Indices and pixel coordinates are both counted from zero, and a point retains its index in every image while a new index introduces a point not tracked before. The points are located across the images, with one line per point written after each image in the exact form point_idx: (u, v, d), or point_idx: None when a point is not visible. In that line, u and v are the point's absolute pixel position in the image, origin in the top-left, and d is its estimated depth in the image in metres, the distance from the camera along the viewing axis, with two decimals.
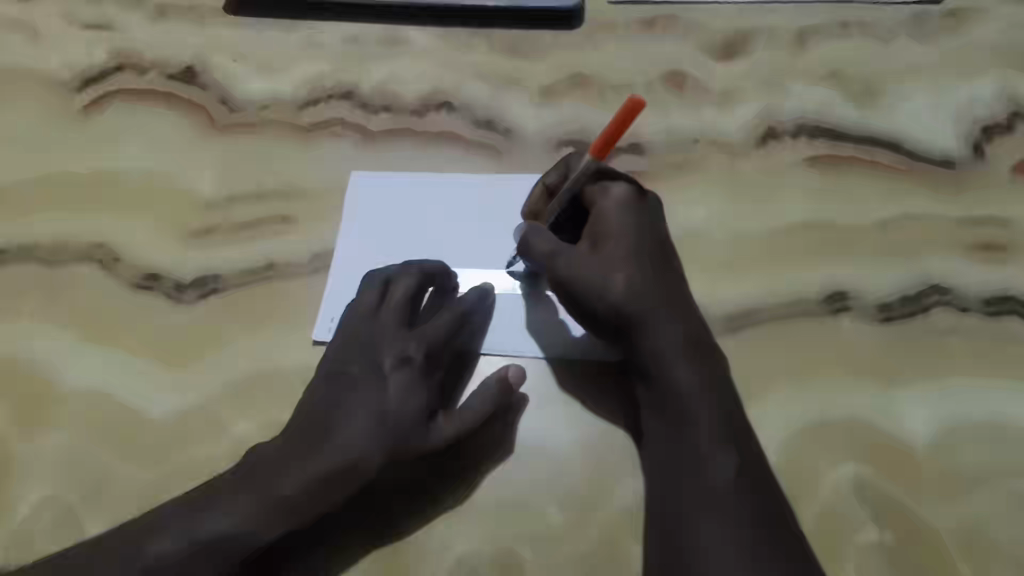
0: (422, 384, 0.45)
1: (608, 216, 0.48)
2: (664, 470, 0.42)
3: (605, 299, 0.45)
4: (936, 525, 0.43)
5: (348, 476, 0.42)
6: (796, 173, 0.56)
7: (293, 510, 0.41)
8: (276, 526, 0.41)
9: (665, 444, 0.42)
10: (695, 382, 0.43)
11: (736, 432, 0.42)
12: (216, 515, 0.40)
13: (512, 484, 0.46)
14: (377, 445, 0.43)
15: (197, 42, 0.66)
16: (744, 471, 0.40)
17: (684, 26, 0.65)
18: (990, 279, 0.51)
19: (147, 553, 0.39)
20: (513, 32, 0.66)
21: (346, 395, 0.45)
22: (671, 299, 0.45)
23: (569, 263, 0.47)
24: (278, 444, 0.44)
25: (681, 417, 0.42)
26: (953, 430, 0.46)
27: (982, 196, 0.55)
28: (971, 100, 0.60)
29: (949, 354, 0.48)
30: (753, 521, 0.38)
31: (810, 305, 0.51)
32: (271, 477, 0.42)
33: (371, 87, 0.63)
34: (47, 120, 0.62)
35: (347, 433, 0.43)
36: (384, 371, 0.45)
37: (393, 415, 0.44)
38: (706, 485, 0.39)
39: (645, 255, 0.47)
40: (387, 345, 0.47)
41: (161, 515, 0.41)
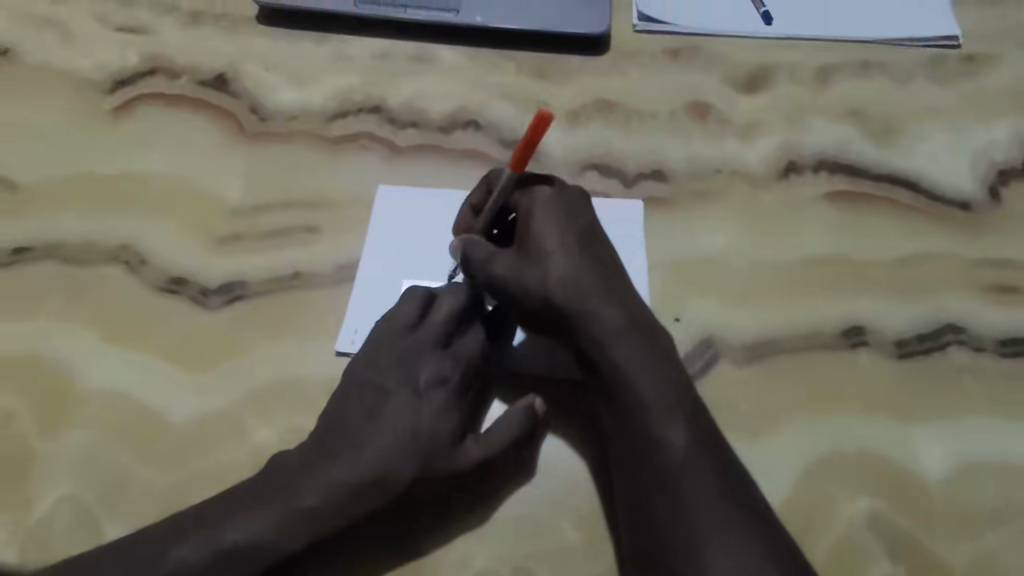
0: (456, 407, 0.47)
1: (534, 214, 0.50)
2: (624, 459, 0.43)
3: (544, 293, 0.47)
4: (951, 561, 0.43)
5: (374, 484, 0.42)
6: (816, 208, 0.57)
7: (321, 518, 0.41)
8: (299, 533, 0.40)
9: (617, 434, 0.44)
10: (639, 361, 0.45)
11: (685, 405, 0.44)
12: (239, 523, 0.41)
13: (530, 501, 0.46)
14: (407, 456, 0.43)
15: (229, 50, 0.67)
16: (694, 442, 0.42)
17: (708, 58, 0.66)
18: (1005, 319, 0.52)
19: (171, 556, 0.40)
20: (540, 55, 0.67)
21: (375, 405, 0.46)
22: (610, 282, 0.48)
23: (503, 265, 0.49)
24: (301, 451, 0.44)
25: (626, 398, 0.44)
26: (966, 466, 0.47)
27: (997, 237, 0.56)
28: (987, 142, 0.61)
29: (964, 393, 0.49)
30: (712, 491, 0.40)
31: (827, 338, 0.51)
32: (295, 487, 0.42)
33: (399, 102, 0.64)
34: (76, 120, 0.63)
35: (376, 443, 0.44)
36: (419, 390, 0.47)
37: (428, 434, 0.45)
38: (667, 468, 0.41)
39: (575, 243, 0.49)
40: (423, 363, 0.48)
41: (179, 520, 0.42)
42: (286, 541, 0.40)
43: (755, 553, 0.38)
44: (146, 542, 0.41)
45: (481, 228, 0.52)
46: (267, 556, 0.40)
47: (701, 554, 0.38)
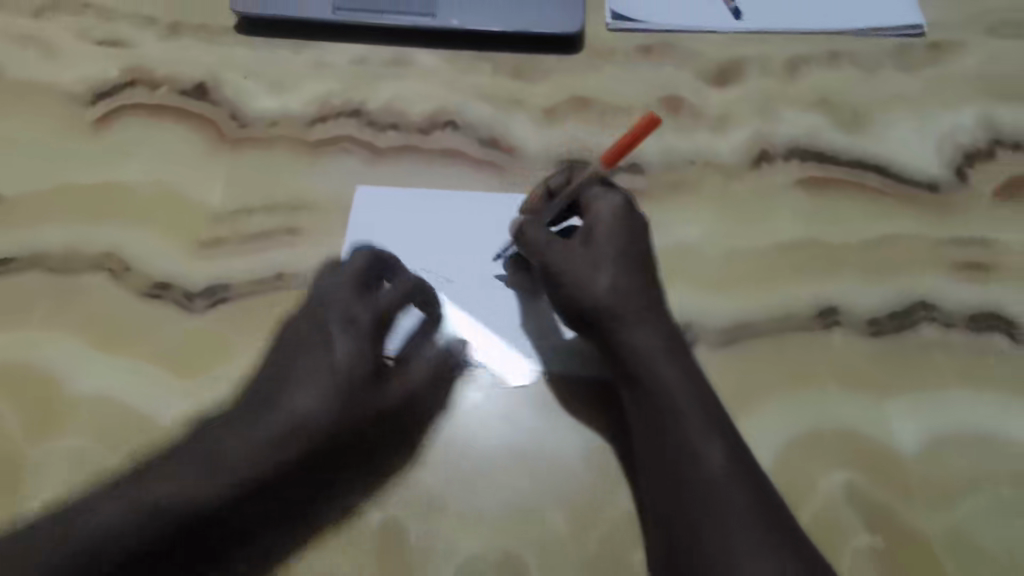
0: (370, 347, 0.47)
1: (601, 220, 0.51)
2: (654, 459, 0.44)
3: (592, 296, 0.48)
4: (925, 530, 0.45)
5: (297, 436, 0.44)
6: (788, 195, 0.59)
7: (246, 471, 0.43)
8: (224, 491, 0.42)
9: (646, 432, 0.45)
10: (671, 371, 0.46)
11: (719, 422, 0.44)
12: (166, 484, 0.42)
13: (514, 489, 0.47)
14: (331, 404, 0.45)
15: (209, 60, 0.67)
16: (732, 461, 0.43)
17: (680, 53, 0.67)
18: (973, 295, 0.54)
19: (94, 521, 0.41)
20: (515, 55, 0.68)
21: (295, 360, 0.47)
22: (652, 302, 0.49)
23: (559, 255, 0.50)
24: (230, 412, 0.46)
25: (672, 412, 0.44)
26: (940, 439, 0.48)
27: (964, 218, 0.58)
28: (953, 126, 0.62)
29: (937, 368, 0.50)
30: (748, 512, 0.41)
31: (802, 319, 0.52)
32: (222, 446, 0.44)
33: (378, 105, 0.65)
34: (58, 134, 0.63)
35: (294, 398, 0.45)
36: (334, 336, 0.47)
37: (344, 376, 0.46)
38: (694, 467, 0.42)
39: (629, 259, 0.50)
40: (336, 311, 0.48)
41: (120, 482, 0.43)
42: (211, 499, 0.42)
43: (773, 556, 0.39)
44: (86, 505, 0.42)
45: (549, 214, 0.53)
46: (199, 515, 0.42)
47: (737, 557, 0.39)
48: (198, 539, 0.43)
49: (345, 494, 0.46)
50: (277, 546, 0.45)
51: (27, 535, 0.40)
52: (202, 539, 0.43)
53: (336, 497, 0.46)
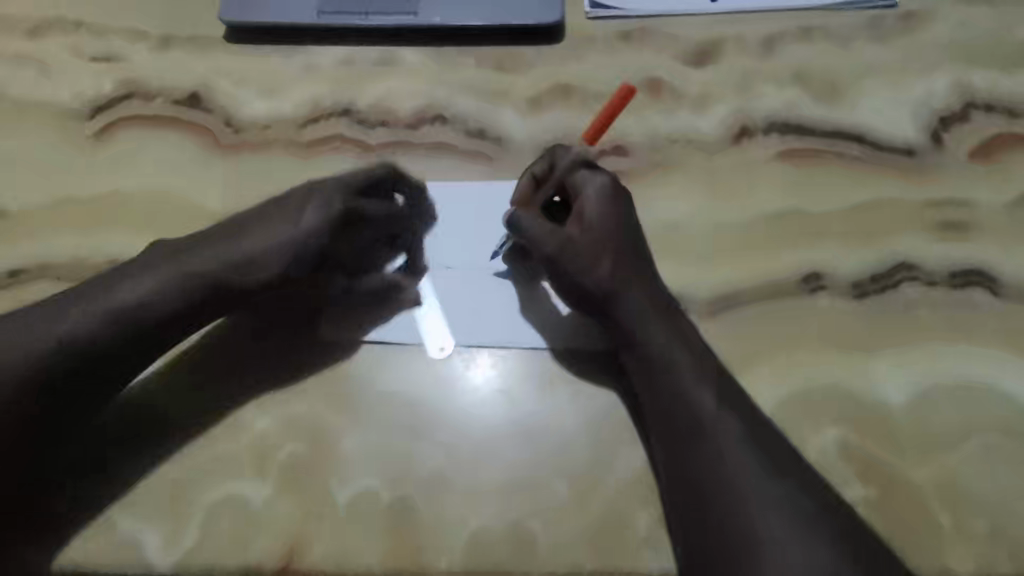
0: (331, 232, 0.55)
1: (589, 203, 0.54)
2: (665, 427, 0.47)
3: (587, 277, 0.51)
4: (916, 480, 0.47)
5: (239, 288, 0.53)
6: (769, 168, 0.60)
7: (183, 301, 0.52)
8: (164, 316, 0.51)
9: (654, 402, 0.47)
10: (670, 339, 0.49)
11: (712, 376, 0.48)
12: (133, 292, 0.51)
13: (518, 463, 0.49)
14: (283, 263, 0.53)
15: (200, 69, 0.69)
16: (728, 406, 0.46)
17: (658, 37, 0.69)
18: (953, 254, 0.55)
19: (67, 322, 0.50)
20: (498, 48, 0.69)
21: (263, 224, 0.55)
22: (643, 273, 0.52)
23: (557, 237, 0.52)
24: (196, 255, 0.53)
25: (670, 374, 0.47)
26: (926, 392, 0.49)
27: (942, 180, 0.59)
28: (927, 93, 0.64)
29: (921, 326, 0.52)
30: (753, 453, 0.44)
31: (788, 286, 0.54)
32: (184, 281, 0.52)
33: (367, 103, 0.67)
34: (59, 148, 0.65)
35: (256, 257, 0.53)
36: (300, 210, 0.55)
37: (301, 249, 0.54)
38: (704, 426, 0.45)
39: (620, 234, 0.53)
40: (315, 194, 0.56)
41: (106, 276, 0.53)
42: (153, 316, 0.51)
43: (787, 497, 0.43)
44: (71, 299, 0.51)
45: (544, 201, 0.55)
46: (137, 333, 0.50)
47: (760, 501, 0.42)
48: (116, 378, 0.50)
49: (357, 476, 0.49)
50: (296, 528, 0.47)
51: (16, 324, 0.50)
52: (119, 378, 0.50)
53: (348, 479, 0.49)
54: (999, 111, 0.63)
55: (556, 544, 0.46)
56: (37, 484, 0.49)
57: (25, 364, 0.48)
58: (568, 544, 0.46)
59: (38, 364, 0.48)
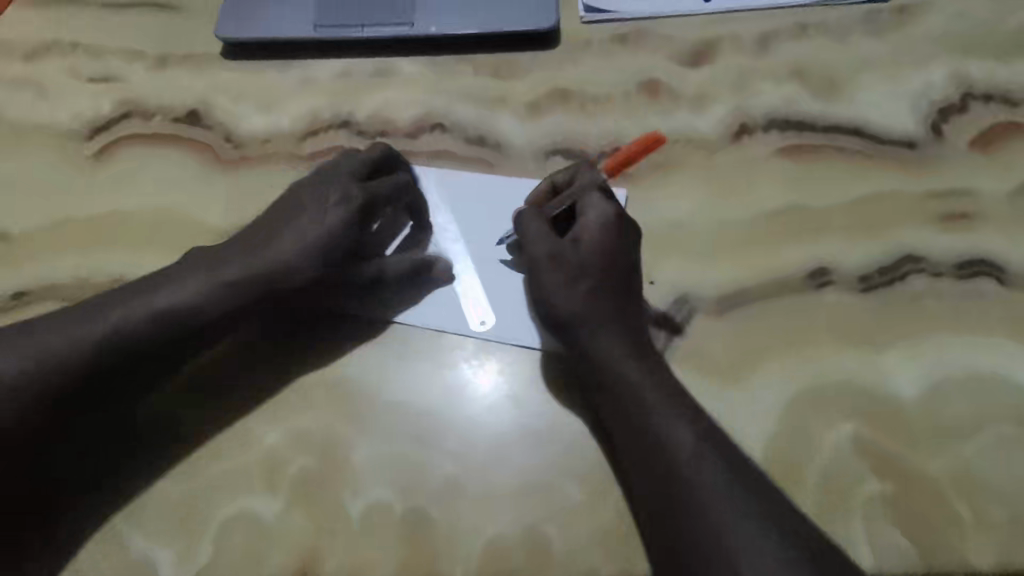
0: (354, 222, 0.55)
1: (588, 224, 0.53)
2: (639, 463, 0.45)
3: (565, 299, 0.50)
4: (932, 472, 0.46)
5: (281, 288, 0.53)
6: (770, 164, 0.60)
7: (222, 304, 0.52)
8: (206, 318, 0.52)
9: (629, 435, 0.46)
10: (647, 376, 0.48)
11: (688, 412, 0.46)
12: (168, 295, 0.52)
13: (531, 468, 0.49)
14: (310, 256, 0.54)
15: (199, 86, 0.69)
16: (701, 444, 0.45)
17: (654, 39, 0.69)
18: (959, 244, 0.55)
19: (105, 320, 0.51)
20: (495, 55, 0.69)
21: (288, 219, 0.56)
22: (624, 305, 0.51)
23: (546, 250, 0.52)
24: (226, 251, 0.55)
25: (640, 404, 0.46)
26: (939, 383, 0.49)
27: (944, 171, 0.59)
28: (925, 85, 0.64)
29: (929, 317, 0.52)
30: (720, 490, 0.43)
31: (794, 282, 0.54)
32: (215, 277, 0.53)
33: (365, 115, 0.67)
34: (59, 169, 0.65)
35: (282, 252, 0.54)
36: (328, 205, 0.56)
37: (327, 242, 0.54)
38: (680, 466, 0.44)
39: (609, 263, 0.52)
40: (336, 185, 0.57)
41: (137, 284, 0.53)
42: (199, 317, 0.52)
43: (765, 543, 0.41)
44: (108, 301, 0.52)
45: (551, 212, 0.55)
46: (175, 332, 0.51)
47: (721, 542, 0.41)
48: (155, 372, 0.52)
49: (368, 488, 0.48)
50: (310, 540, 0.47)
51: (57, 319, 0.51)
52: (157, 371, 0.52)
53: (361, 490, 0.48)
54: (997, 101, 0.63)
55: (571, 549, 0.46)
56: (62, 477, 0.50)
57: (73, 361, 0.49)
58: (584, 548, 0.46)
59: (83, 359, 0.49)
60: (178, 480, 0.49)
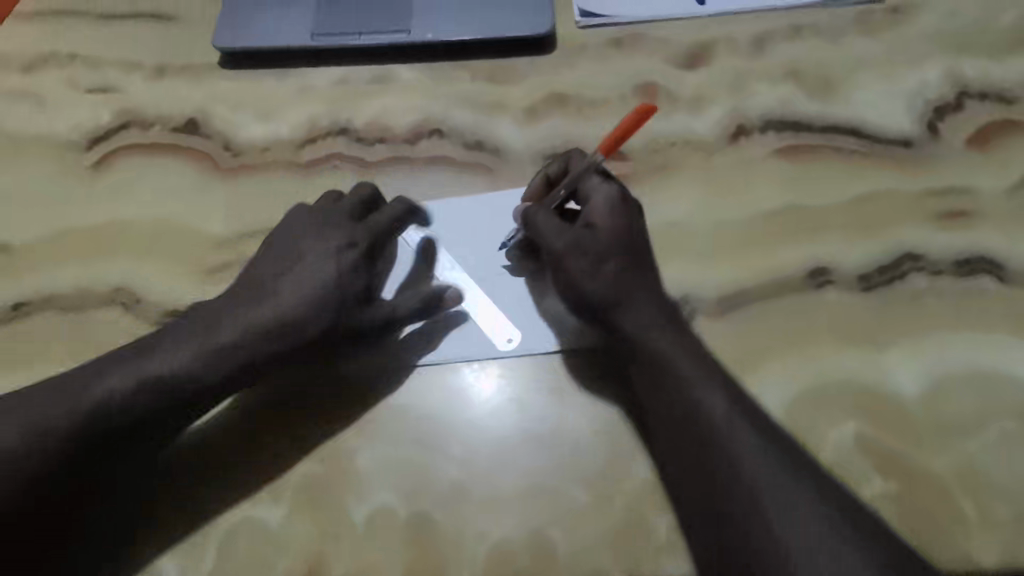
0: (361, 268, 0.55)
1: (596, 205, 0.53)
2: (677, 437, 0.45)
3: (588, 279, 0.50)
4: (936, 469, 0.46)
5: (280, 343, 0.51)
6: (768, 165, 0.61)
7: (227, 363, 0.50)
8: (206, 380, 0.49)
9: (665, 411, 0.46)
10: (677, 346, 0.47)
11: (717, 379, 0.46)
12: (167, 356, 0.49)
13: (536, 471, 0.48)
14: (319, 305, 0.52)
15: (197, 95, 0.69)
16: (734, 411, 0.44)
17: (650, 42, 0.69)
18: (957, 242, 0.55)
19: (96, 387, 0.47)
20: (492, 60, 0.69)
21: (287, 267, 0.54)
22: (645, 277, 0.51)
23: (560, 237, 0.52)
24: (223, 301, 0.53)
25: (672, 374, 0.46)
26: (941, 381, 0.49)
27: (941, 170, 0.59)
28: (920, 84, 0.65)
29: (930, 316, 0.52)
30: (759, 455, 0.42)
31: (795, 282, 0.54)
32: (215, 332, 0.50)
33: (363, 122, 0.67)
34: (58, 180, 0.65)
35: (288, 300, 0.52)
36: (334, 249, 0.55)
37: (336, 287, 0.53)
38: (715, 435, 0.43)
39: (624, 238, 0.51)
40: (337, 231, 0.56)
41: (130, 346, 0.50)
42: (192, 386, 0.49)
43: (809, 508, 0.41)
44: (96, 370, 0.49)
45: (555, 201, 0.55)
46: (175, 395, 0.48)
47: (767, 507, 0.41)
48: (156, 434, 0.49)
49: (372, 494, 0.48)
50: (315, 546, 0.47)
51: (40, 390, 0.48)
52: (156, 437, 0.49)
53: (365, 496, 0.48)
54: (992, 99, 0.63)
55: (576, 552, 0.46)
56: None
57: (67, 430, 0.46)
58: (589, 551, 0.46)
59: (77, 430, 0.46)
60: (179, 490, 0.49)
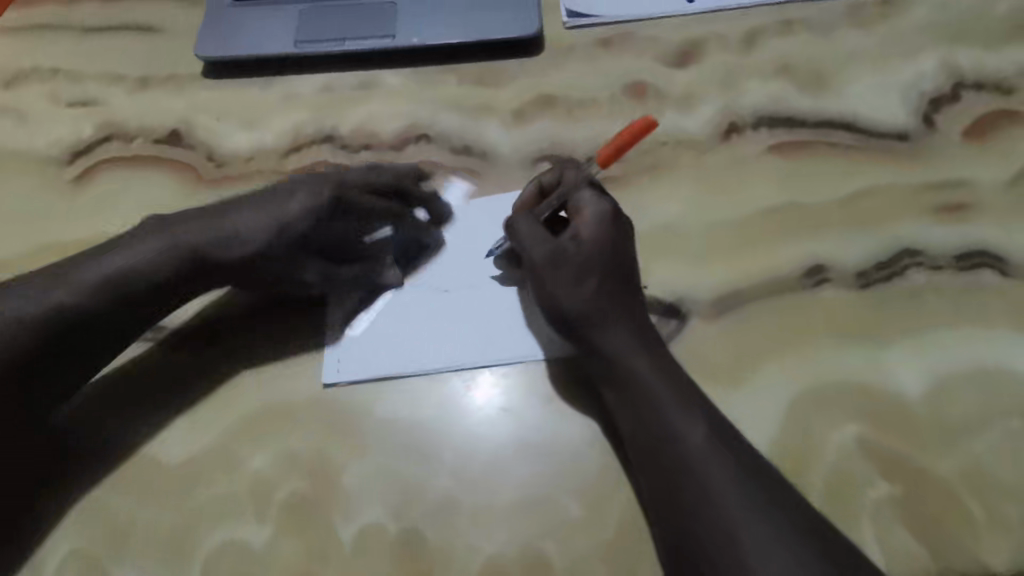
0: (319, 220, 0.54)
1: (585, 222, 0.52)
2: (647, 462, 0.44)
3: (569, 298, 0.49)
4: (941, 471, 0.45)
5: (222, 260, 0.53)
6: (761, 162, 0.59)
7: (158, 276, 0.52)
8: (136, 291, 0.52)
9: (639, 436, 0.44)
10: (655, 370, 0.46)
11: (698, 402, 0.45)
12: (112, 261, 0.52)
13: (530, 484, 0.47)
14: (256, 246, 0.54)
15: (179, 106, 0.68)
16: (712, 437, 0.43)
17: (639, 41, 0.68)
18: (957, 236, 0.54)
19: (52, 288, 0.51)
20: (478, 63, 0.68)
21: (249, 206, 0.55)
22: (626, 300, 0.50)
23: (545, 253, 0.51)
24: (177, 218, 0.55)
25: (650, 396, 0.45)
26: (943, 379, 0.48)
27: (939, 163, 0.58)
28: (915, 76, 0.63)
29: (930, 312, 0.51)
30: (732, 482, 0.41)
31: (792, 281, 0.53)
32: (160, 253, 0.53)
33: (349, 128, 0.66)
34: (39, 196, 0.64)
35: (230, 234, 0.54)
36: (297, 195, 0.55)
37: (280, 229, 0.54)
38: (687, 461, 0.42)
39: (609, 260, 0.50)
40: (317, 182, 0.56)
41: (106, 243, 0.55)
42: (122, 295, 0.51)
43: (780, 538, 0.39)
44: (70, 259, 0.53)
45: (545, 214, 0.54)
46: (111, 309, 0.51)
47: (734, 535, 0.39)
48: (96, 349, 0.51)
49: (361, 512, 0.47)
50: (302, 565, 0.45)
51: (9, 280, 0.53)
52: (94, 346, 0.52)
53: (352, 514, 0.47)
54: (989, 90, 0.62)
55: (572, 566, 0.44)
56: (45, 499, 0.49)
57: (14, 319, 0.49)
58: (585, 565, 0.44)
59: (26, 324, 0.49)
60: (163, 511, 0.48)
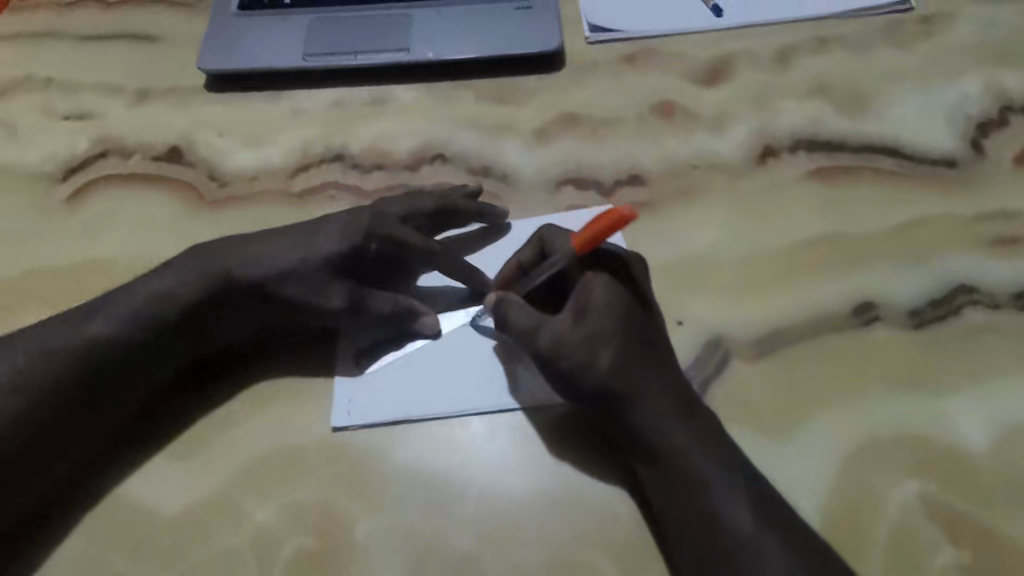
0: (345, 249, 0.52)
1: (592, 292, 0.46)
2: (690, 550, 0.41)
3: (588, 377, 0.45)
4: (1012, 533, 0.41)
5: (243, 286, 0.51)
6: (801, 188, 0.56)
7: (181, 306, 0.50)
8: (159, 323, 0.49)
9: (679, 524, 0.41)
10: (693, 442, 0.43)
11: (740, 473, 0.42)
12: (137, 293, 0.50)
13: (553, 539, 0.43)
14: (280, 273, 0.51)
15: (181, 122, 0.65)
16: (759, 516, 0.40)
17: (666, 58, 0.65)
18: (1015, 271, 0.50)
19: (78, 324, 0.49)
20: (497, 79, 0.65)
21: (274, 238, 0.53)
22: (654, 364, 0.45)
23: (552, 333, 0.46)
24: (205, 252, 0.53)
25: (689, 475, 0.42)
26: (1009, 430, 0.44)
27: (990, 191, 0.55)
28: (959, 98, 0.60)
29: (990, 355, 0.47)
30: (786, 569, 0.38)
31: (839, 319, 0.49)
32: (185, 282, 0.51)
33: (360, 147, 0.62)
34: (29, 215, 0.60)
35: (255, 262, 0.52)
36: (326, 229, 0.53)
37: (305, 258, 0.52)
38: (735, 549, 0.40)
39: (630, 326, 0.46)
40: (351, 213, 0.54)
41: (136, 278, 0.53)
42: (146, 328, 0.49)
43: None
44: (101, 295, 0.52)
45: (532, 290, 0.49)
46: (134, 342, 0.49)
47: None
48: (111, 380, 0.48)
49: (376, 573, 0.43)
50: None
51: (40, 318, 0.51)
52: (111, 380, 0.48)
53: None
54: None
55: None
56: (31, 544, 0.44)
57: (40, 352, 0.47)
58: None
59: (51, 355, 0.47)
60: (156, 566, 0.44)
